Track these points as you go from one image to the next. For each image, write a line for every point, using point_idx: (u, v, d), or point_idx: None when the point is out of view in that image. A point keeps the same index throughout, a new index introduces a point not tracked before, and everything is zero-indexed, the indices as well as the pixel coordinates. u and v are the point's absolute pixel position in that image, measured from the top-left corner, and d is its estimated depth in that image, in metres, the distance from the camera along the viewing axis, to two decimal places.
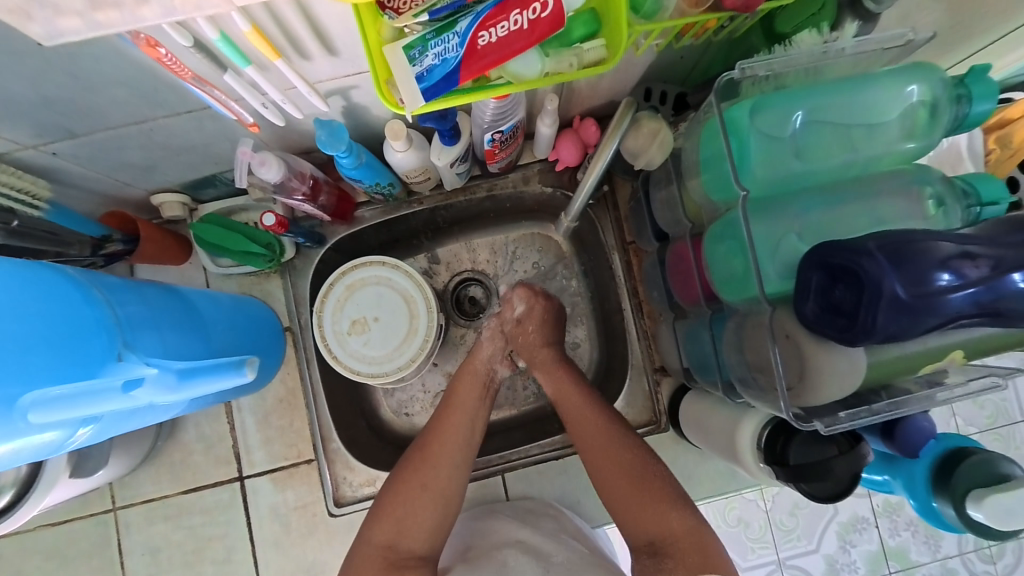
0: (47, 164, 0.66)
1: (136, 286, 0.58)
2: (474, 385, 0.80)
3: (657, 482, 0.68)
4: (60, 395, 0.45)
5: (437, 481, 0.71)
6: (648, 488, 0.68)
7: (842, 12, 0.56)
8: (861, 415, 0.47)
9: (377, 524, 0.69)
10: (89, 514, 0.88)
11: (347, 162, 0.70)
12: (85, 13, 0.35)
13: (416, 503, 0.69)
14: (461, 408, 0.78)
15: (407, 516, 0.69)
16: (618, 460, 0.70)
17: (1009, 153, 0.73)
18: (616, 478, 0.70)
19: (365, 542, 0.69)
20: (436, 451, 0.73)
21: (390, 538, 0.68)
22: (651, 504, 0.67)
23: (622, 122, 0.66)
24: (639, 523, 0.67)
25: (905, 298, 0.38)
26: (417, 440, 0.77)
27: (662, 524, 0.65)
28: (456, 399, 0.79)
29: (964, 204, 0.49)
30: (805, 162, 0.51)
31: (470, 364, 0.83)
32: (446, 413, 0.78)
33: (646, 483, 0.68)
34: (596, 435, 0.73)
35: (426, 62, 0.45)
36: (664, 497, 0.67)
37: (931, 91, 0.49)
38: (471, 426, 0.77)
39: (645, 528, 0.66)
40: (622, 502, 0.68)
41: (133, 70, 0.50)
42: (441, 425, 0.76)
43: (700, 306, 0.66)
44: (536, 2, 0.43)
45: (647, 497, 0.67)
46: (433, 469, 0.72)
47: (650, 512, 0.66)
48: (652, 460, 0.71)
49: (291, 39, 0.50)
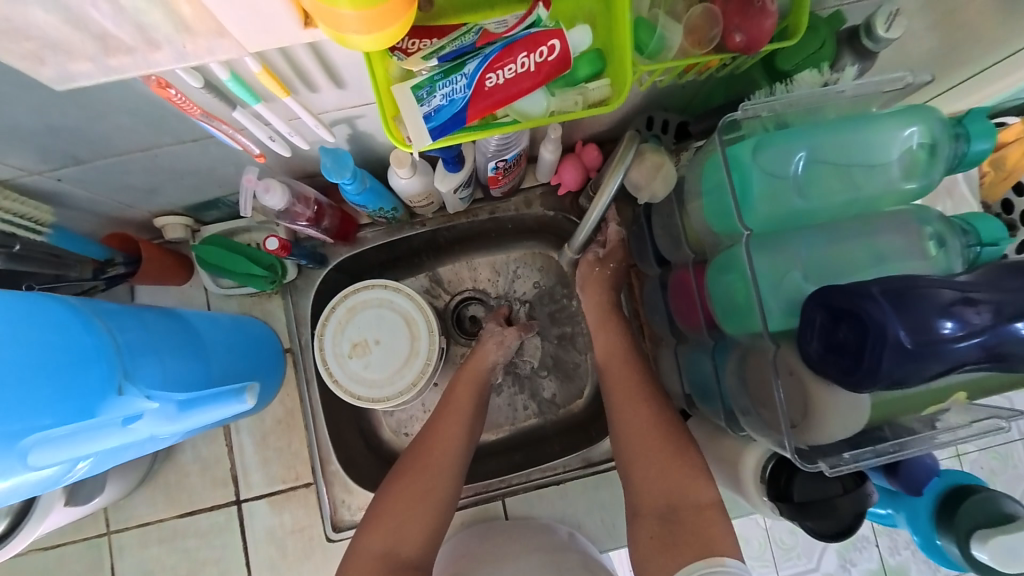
0: (50, 189, 0.66)
1: (136, 311, 0.58)
2: (471, 391, 0.81)
3: (682, 449, 0.65)
4: (59, 435, 0.45)
5: (435, 486, 0.72)
6: (675, 452, 0.65)
7: (841, 49, 0.59)
8: (865, 455, 0.47)
9: (372, 533, 0.68)
10: (82, 538, 0.87)
11: (351, 188, 0.70)
12: (98, 58, 0.35)
13: (414, 509, 0.69)
14: (456, 412, 0.79)
15: (406, 521, 0.69)
16: (648, 420, 0.69)
17: (1003, 175, 0.75)
18: (648, 442, 0.67)
19: (361, 551, 0.67)
20: (430, 454, 0.74)
21: (386, 547, 0.67)
22: (673, 469, 0.64)
23: (626, 155, 0.64)
24: (659, 487, 0.63)
25: (909, 346, 0.38)
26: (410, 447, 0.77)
27: (679, 489, 0.62)
28: (450, 405, 0.79)
29: (963, 242, 0.50)
30: (806, 200, 0.51)
31: (466, 370, 0.84)
32: (439, 418, 0.78)
33: (676, 454, 0.65)
34: (632, 395, 0.72)
35: (434, 102, 0.45)
36: (693, 466, 0.64)
37: (930, 132, 0.49)
38: (464, 430, 0.77)
39: (664, 491, 0.63)
40: (644, 462, 0.66)
41: (141, 102, 0.50)
42: (432, 433, 0.76)
43: (702, 334, 0.65)
44: (543, 45, 0.44)
45: (669, 460, 0.64)
46: (430, 477, 0.72)
47: (673, 478, 0.63)
48: (681, 431, 0.68)
49: (299, 73, 0.50)
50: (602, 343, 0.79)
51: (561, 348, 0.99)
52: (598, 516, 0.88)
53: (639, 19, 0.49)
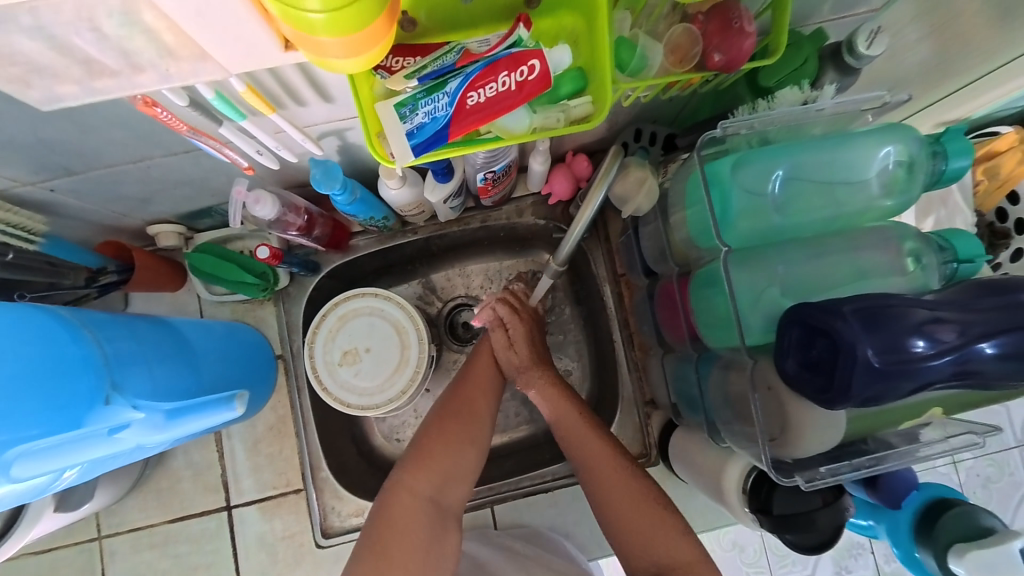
0: (44, 199, 0.67)
1: (125, 321, 0.58)
2: (502, 345, 0.85)
3: (660, 510, 0.66)
4: (44, 447, 0.46)
5: (480, 435, 0.74)
6: (654, 515, 0.65)
7: (824, 65, 0.60)
8: (843, 469, 0.47)
9: (418, 474, 0.68)
10: (74, 543, 0.87)
11: (342, 199, 0.70)
12: (83, 81, 0.37)
13: (461, 453, 0.71)
14: (489, 364, 0.82)
15: (452, 468, 0.70)
16: (620, 484, 0.68)
17: (996, 184, 0.76)
18: (625, 506, 0.67)
19: (407, 492, 0.67)
20: (475, 404, 0.76)
21: (433, 491, 0.68)
22: (656, 534, 0.64)
23: (611, 169, 0.63)
24: (648, 555, 0.64)
25: (880, 365, 0.39)
26: (447, 395, 0.78)
27: (669, 553, 0.63)
28: (482, 358, 0.83)
29: (941, 259, 0.50)
30: (786, 218, 0.52)
31: (500, 333, 0.86)
32: (477, 371, 0.81)
33: (658, 518, 0.65)
34: (596, 457, 0.71)
35: (416, 120, 0.46)
36: (673, 525, 0.65)
37: (907, 150, 0.50)
38: (499, 386, 0.81)
39: (653, 558, 0.64)
40: (627, 529, 0.66)
41: (130, 117, 0.52)
42: (472, 385, 0.79)
43: (687, 346, 0.66)
44: (524, 65, 0.45)
45: (653, 524, 0.65)
46: (474, 423, 0.75)
47: (660, 542, 0.64)
48: (654, 489, 0.68)
49: (287, 90, 0.51)
50: (540, 396, 0.79)
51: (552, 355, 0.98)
52: (587, 524, 0.88)
53: (621, 38, 0.50)
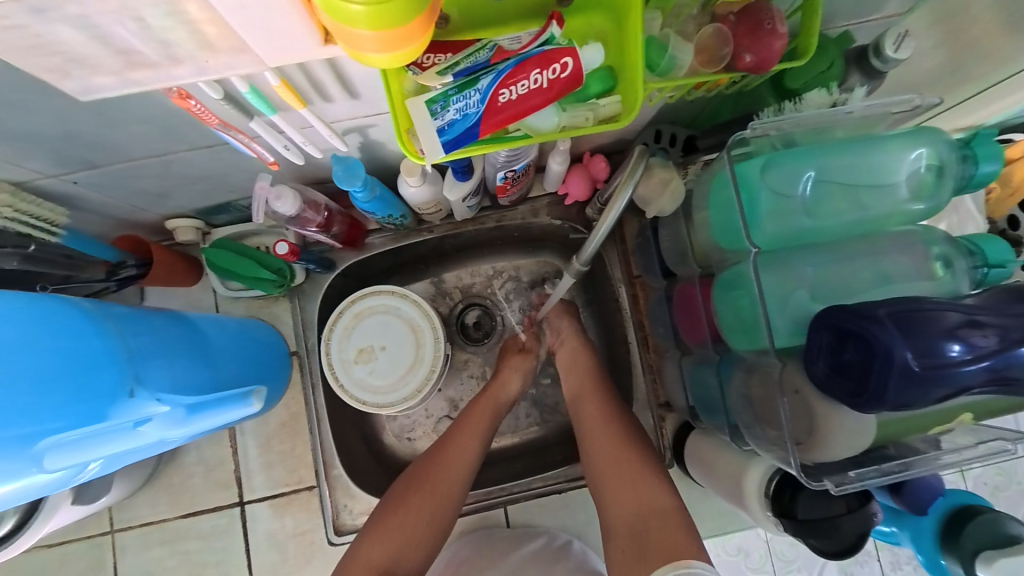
0: (66, 192, 0.67)
1: (145, 315, 0.58)
2: (483, 412, 0.82)
3: (639, 462, 0.69)
4: (73, 439, 0.46)
5: (442, 507, 0.72)
6: (634, 468, 0.68)
7: (849, 68, 0.60)
8: (870, 474, 0.47)
9: (373, 543, 0.68)
10: (86, 537, 0.87)
11: (361, 196, 0.70)
12: (120, 72, 0.37)
13: (417, 527, 0.69)
14: (467, 433, 0.79)
15: (409, 540, 0.68)
16: (610, 438, 0.73)
17: (1009, 191, 0.75)
18: (609, 457, 0.71)
19: (359, 559, 0.67)
20: (443, 474, 0.74)
21: (386, 563, 0.66)
22: (634, 480, 0.67)
23: (636, 169, 0.60)
24: (627, 500, 0.66)
25: (917, 369, 0.38)
26: (422, 459, 0.77)
27: (645, 502, 0.64)
28: (461, 427, 0.79)
29: (969, 263, 0.49)
30: (814, 220, 0.51)
31: (484, 398, 0.84)
32: (458, 433, 0.78)
33: (638, 470, 0.68)
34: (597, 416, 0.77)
35: (447, 116, 0.46)
36: (653, 475, 0.67)
37: (937, 154, 0.50)
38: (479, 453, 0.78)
39: (632, 503, 0.65)
40: (610, 484, 0.69)
41: (158, 111, 0.52)
42: (448, 450, 0.76)
43: (707, 348, 0.66)
44: (556, 63, 0.45)
45: (632, 475, 0.67)
46: (437, 495, 0.72)
47: (636, 489, 0.66)
48: (641, 450, 0.71)
49: (314, 85, 0.51)
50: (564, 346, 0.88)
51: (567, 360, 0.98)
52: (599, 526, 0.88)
53: (650, 39, 0.50)
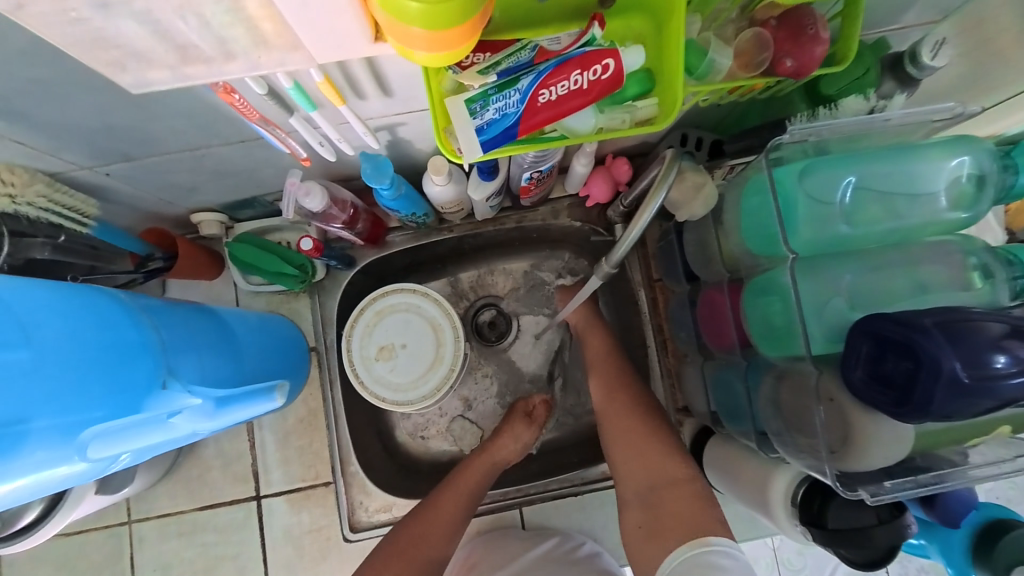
0: (98, 184, 0.67)
1: (175, 307, 0.59)
2: (473, 476, 0.82)
3: (649, 430, 0.69)
4: (114, 430, 0.47)
5: (423, 574, 0.71)
6: (648, 437, 0.69)
7: (884, 76, 0.59)
8: (907, 486, 0.46)
9: None
10: (104, 527, 0.88)
11: (387, 193, 0.71)
12: (175, 67, 0.37)
13: None
14: (455, 496, 0.79)
15: None
16: (625, 408, 0.73)
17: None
18: (623, 427, 0.72)
19: None
20: (428, 538, 0.74)
21: None
22: (648, 451, 0.67)
23: (669, 173, 0.59)
24: (639, 469, 0.67)
25: (964, 380, 0.38)
26: (408, 517, 0.77)
27: (658, 470, 0.65)
28: (450, 488, 0.79)
29: (1009, 274, 0.48)
30: (852, 227, 0.51)
31: (478, 460, 0.84)
32: (449, 492, 0.79)
33: (648, 438, 0.69)
34: (613, 381, 0.77)
35: (487, 116, 0.46)
36: (667, 447, 0.67)
37: (978, 163, 0.49)
38: (468, 512, 0.78)
39: (644, 471, 0.66)
40: (624, 454, 0.69)
41: (198, 106, 0.52)
42: (435, 511, 0.76)
43: (733, 354, 0.66)
44: (597, 64, 0.45)
45: (646, 443, 0.68)
46: (419, 559, 0.72)
47: (649, 459, 0.67)
48: (656, 418, 0.71)
49: (352, 83, 0.51)
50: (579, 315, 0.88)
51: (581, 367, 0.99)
52: (614, 529, 0.88)
53: (690, 42, 0.50)
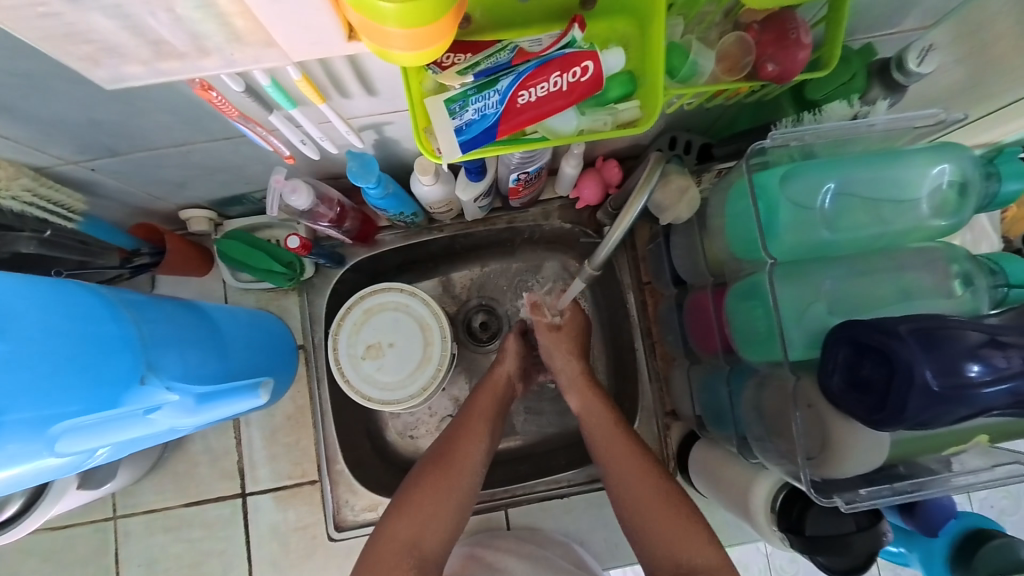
0: (85, 178, 0.67)
1: (160, 303, 0.59)
2: (491, 399, 0.82)
3: (680, 512, 0.65)
4: (91, 423, 0.47)
5: (461, 484, 0.72)
6: (674, 515, 0.65)
7: (871, 81, 0.59)
8: (883, 493, 0.46)
9: (397, 519, 0.69)
10: (90, 521, 0.88)
11: (375, 192, 0.71)
12: (150, 62, 0.37)
13: (440, 504, 0.70)
14: (479, 416, 0.79)
15: (432, 515, 0.69)
16: (645, 480, 0.69)
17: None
18: (646, 504, 0.67)
19: (387, 537, 0.68)
20: (462, 451, 0.75)
21: (413, 536, 0.67)
22: (680, 537, 0.63)
23: (653, 175, 0.59)
24: (670, 555, 0.63)
25: (937, 389, 0.37)
26: (439, 440, 0.78)
27: (695, 559, 0.61)
28: (473, 411, 0.80)
29: (991, 282, 0.49)
30: (835, 233, 0.50)
31: (489, 382, 0.85)
32: (466, 431, 0.77)
33: (678, 520, 0.65)
34: (622, 449, 0.72)
35: (466, 116, 0.46)
36: (698, 530, 0.63)
37: (962, 170, 0.49)
38: (490, 440, 0.78)
39: (676, 559, 0.62)
40: (651, 531, 0.65)
41: (181, 102, 0.52)
42: (463, 428, 0.78)
43: (718, 358, 0.65)
44: (577, 66, 0.45)
45: (677, 525, 0.64)
46: (456, 472, 0.73)
47: (682, 545, 0.63)
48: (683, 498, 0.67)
49: (335, 81, 0.51)
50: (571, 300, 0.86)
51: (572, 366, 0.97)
52: (600, 532, 0.88)
53: (673, 45, 0.50)
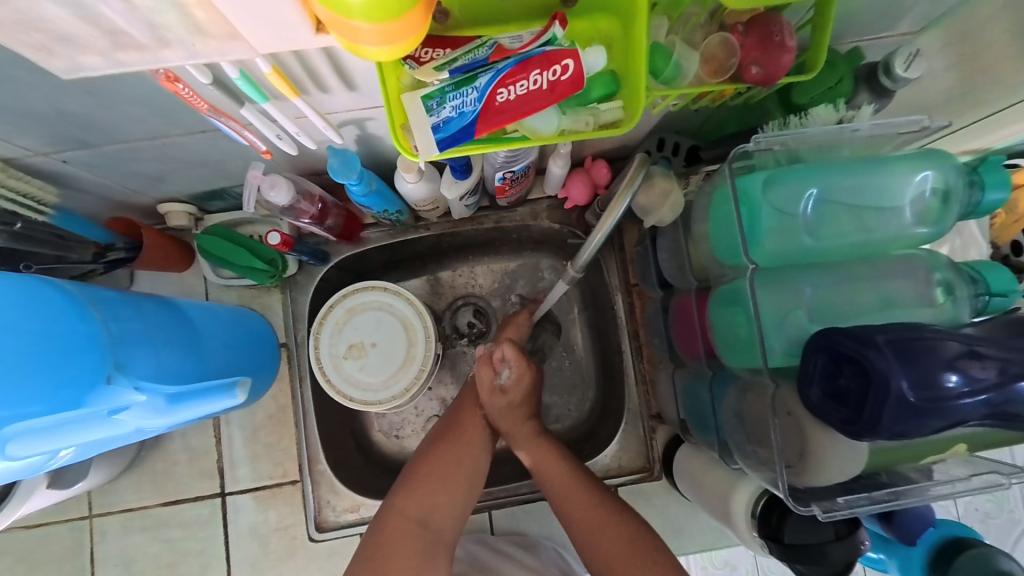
0: (57, 171, 0.65)
1: (134, 300, 0.57)
2: None
3: (637, 549, 0.63)
4: (43, 426, 0.45)
5: (470, 458, 0.72)
6: (633, 557, 0.63)
7: (858, 86, 0.58)
8: (860, 501, 0.45)
9: (407, 497, 0.67)
10: (65, 520, 0.86)
11: (357, 189, 0.69)
12: (107, 52, 0.36)
13: (451, 478, 0.70)
14: None
15: (441, 490, 0.68)
16: (599, 521, 0.66)
17: (1014, 219, 0.74)
18: (604, 547, 0.65)
19: (395, 514, 0.66)
20: (470, 426, 0.75)
21: (423, 513, 0.66)
22: (641, 571, 0.62)
23: (636, 177, 0.59)
24: None
25: (912, 400, 0.37)
26: (447, 415, 0.77)
27: None
28: (479, 387, 0.79)
29: (972, 291, 0.48)
30: (816, 240, 0.50)
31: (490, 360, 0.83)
32: (473, 412, 0.76)
33: (634, 551, 0.63)
34: (575, 494, 0.69)
35: (443, 114, 0.45)
36: (660, 566, 0.62)
37: (944, 178, 0.48)
38: (493, 420, 0.78)
39: None
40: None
41: (151, 94, 0.51)
42: (471, 401, 0.78)
43: (701, 363, 0.65)
44: (557, 64, 0.44)
45: (638, 564, 0.62)
46: (464, 446, 0.72)
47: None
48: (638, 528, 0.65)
49: (311, 75, 0.50)
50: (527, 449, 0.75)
51: (562, 383, 0.95)
52: None
53: (656, 45, 0.48)
